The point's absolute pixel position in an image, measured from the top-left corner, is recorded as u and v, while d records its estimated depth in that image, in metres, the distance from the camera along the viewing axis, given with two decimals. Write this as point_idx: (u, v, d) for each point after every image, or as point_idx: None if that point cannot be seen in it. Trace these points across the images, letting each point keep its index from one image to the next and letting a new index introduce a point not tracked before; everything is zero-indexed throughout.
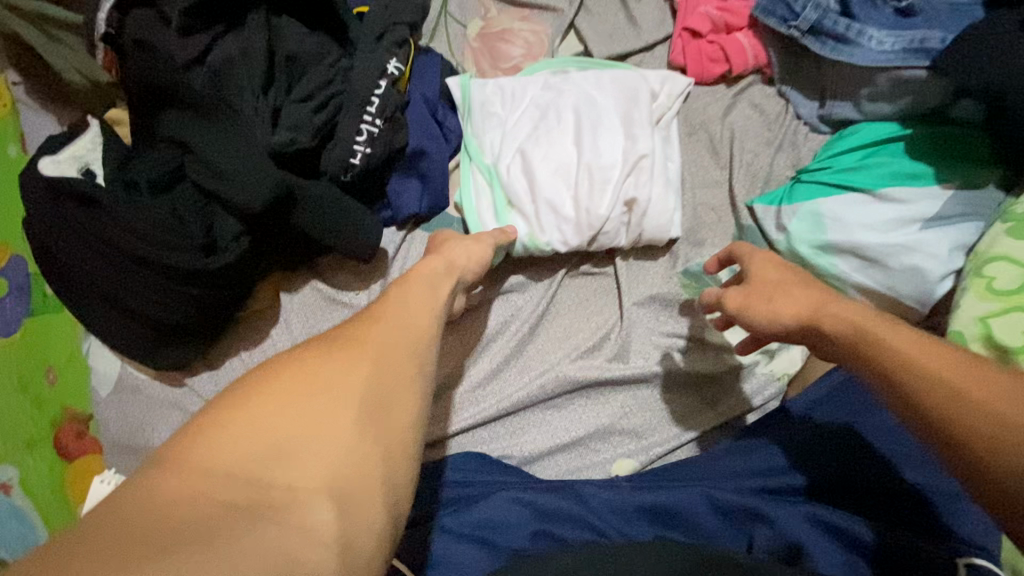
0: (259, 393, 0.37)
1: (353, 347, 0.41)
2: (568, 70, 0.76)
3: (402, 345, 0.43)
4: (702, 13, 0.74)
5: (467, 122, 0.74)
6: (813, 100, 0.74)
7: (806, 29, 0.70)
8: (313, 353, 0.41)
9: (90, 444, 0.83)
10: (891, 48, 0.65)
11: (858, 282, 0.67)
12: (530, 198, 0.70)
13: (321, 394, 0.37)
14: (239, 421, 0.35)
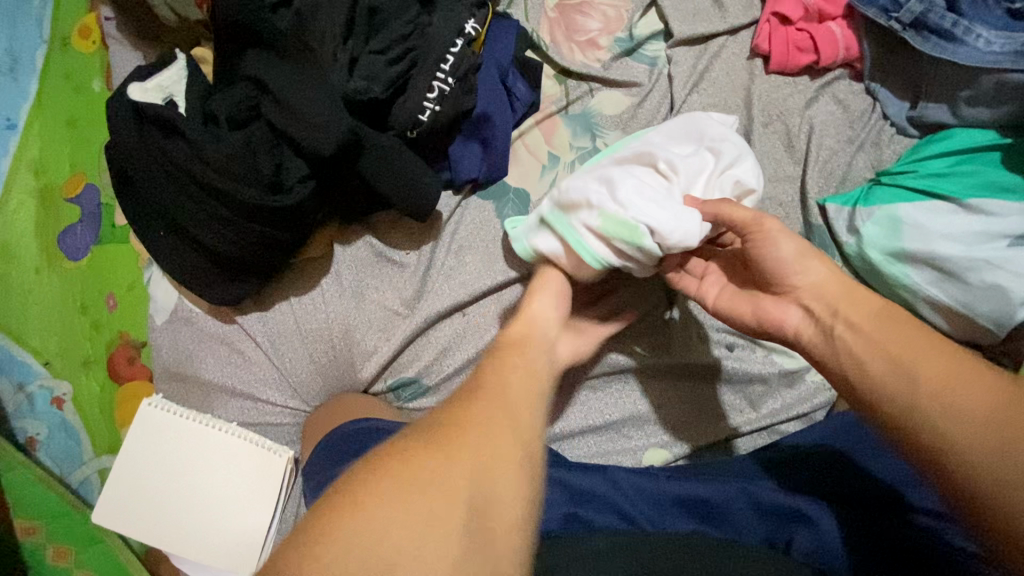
0: (401, 480, 0.35)
1: (460, 433, 0.38)
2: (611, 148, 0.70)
3: (529, 401, 0.43)
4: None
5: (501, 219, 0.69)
6: (904, 100, 0.70)
7: (907, 22, 0.67)
8: (431, 433, 0.39)
9: (138, 369, 0.98)
10: (999, 49, 0.63)
11: (931, 296, 0.63)
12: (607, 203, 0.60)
13: (472, 479, 0.36)
14: (395, 508, 0.34)
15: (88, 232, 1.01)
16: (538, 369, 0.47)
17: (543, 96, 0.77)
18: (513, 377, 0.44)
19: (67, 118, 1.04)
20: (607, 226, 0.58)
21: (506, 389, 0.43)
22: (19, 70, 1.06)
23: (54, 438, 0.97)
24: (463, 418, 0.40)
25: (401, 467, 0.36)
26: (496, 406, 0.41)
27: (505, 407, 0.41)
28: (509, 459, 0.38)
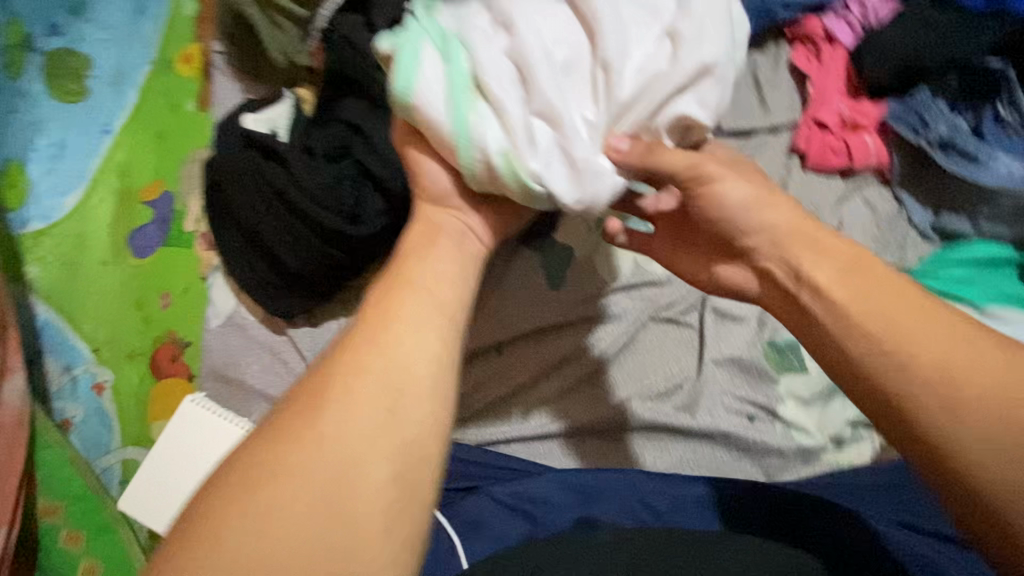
0: (256, 484, 0.43)
1: (307, 417, 0.45)
2: None
3: (369, 364, 0.47)
4: (834, 108, 0.77)
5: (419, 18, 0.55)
6: (925, 209, 0.77)
7: (935, 142, 0.74)
8: (283, 429, 0.45)
9: (179, 367, 1.03)
10: (1019, 174, 0.70)
11: None
12: (520, 93, 0.53)
13: (336, 457, 0.44)
14: (257, 507, 0.42)
15: (157, 233, 1.08)
16: (420, 337, 0.49)
17: None
18: (353, 348, 0.48)
19: (156, 131, 1.12)
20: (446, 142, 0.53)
21: (361, 364, 0.47)
22: (122, 82, 1.13)
23: (86, 423, 1.01)
24: (315, 404, 0.46)
25: (269, 463, 0.44)
26: (354, 385, 0.46)
27: (361, 380, 0.46)
28: (365, 429, 0.45)
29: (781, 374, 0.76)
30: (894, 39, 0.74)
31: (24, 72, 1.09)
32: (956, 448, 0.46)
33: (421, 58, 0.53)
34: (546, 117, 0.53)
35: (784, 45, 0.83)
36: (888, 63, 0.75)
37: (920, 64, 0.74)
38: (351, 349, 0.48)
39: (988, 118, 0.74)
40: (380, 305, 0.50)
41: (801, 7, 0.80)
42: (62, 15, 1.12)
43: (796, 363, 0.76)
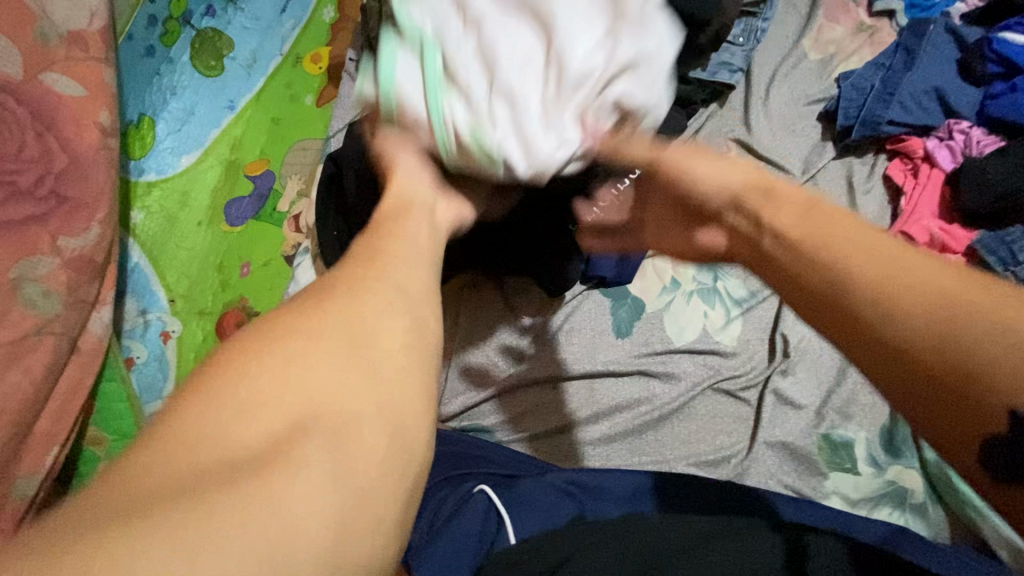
0: (236, 368, 0.29)
1: (332, 287, 0.35)
2: None
3: (387, 270, 0.39)
4: (924, 227, 0.80)
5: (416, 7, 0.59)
6: None
7: (1022, 277, 0.74)
8: (269, 327, 0.32)
9: (241, 333, 0.96)
10: None
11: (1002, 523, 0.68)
12: (474, 75, 0.57)
13: (348, 343, 0.32)
14: (230, 396, 0.27)
15: (250, 207, 1.03)
16: (403, 249, 0.42)
17: None
18: (367, 258, 0.39)
19: (273, 117, 1.08)
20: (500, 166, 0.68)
21: (367, 271, 0.38)
22: (257, 69, 1.10)
23: (144, 366, 0.93)
24: (338, 292, 0.35)
25: (247, 355, 0.30)
26: (364, 277, 0.37)
27: (373, 278, 0.37)
28: (390, 313, 0.35)
29: (829, 471, 0.76)
30: (995, 172, 0.77)
31: (176, 46, 1.08)
32: (938, 320, 0.35)
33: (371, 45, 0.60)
34: (504, 100, 0.57)
35: (882, 158, 0.87)
36: (983, 193, 0.78)
37: (1017, 199, 0.76)
38: (350, 259, 0.40)
39: None
40: (376, 231, 0.44)
41: (903, 128, 0.85)
42: (219, 3, 1.11)
43: (847, 464, 0.76)
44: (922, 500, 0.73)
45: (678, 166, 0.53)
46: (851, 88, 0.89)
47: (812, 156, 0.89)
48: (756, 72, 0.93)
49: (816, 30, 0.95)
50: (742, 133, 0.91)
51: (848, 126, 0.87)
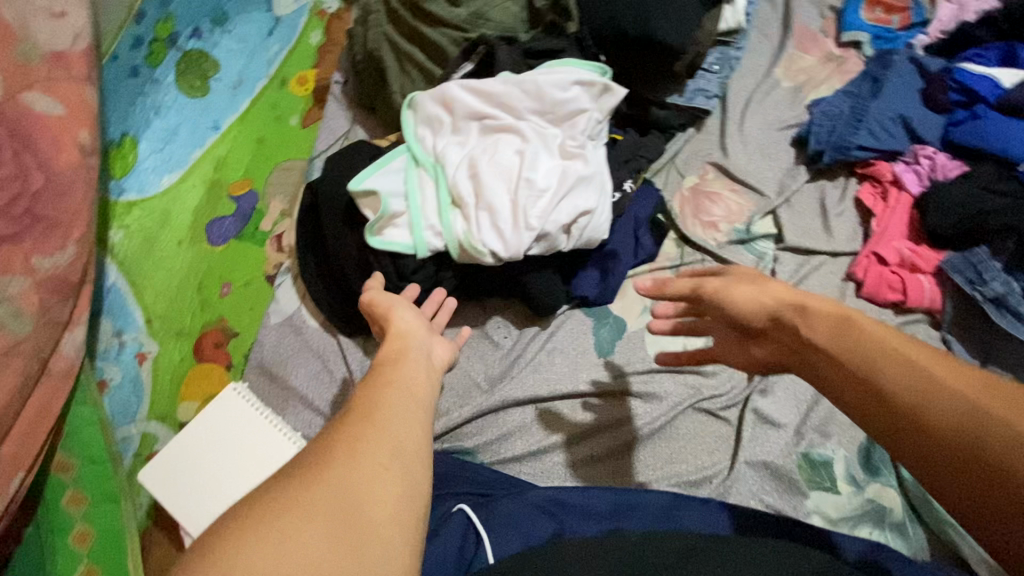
0: (249, 528, 0.36)
1: (328, 455, 0.41)
2: (502, 89, 0.78)
3: (392, 425, 0.45)
4: (894, 248, 0.82)
5: (429, 140, 0.81)
6: (973, 356, 0.78)
7: (989, 297, 0.76)
8: (280, 487, 0.39)
9: (220, 355, 0.95)
10: None
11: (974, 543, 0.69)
12: (466, 190, 0.77)
13: (341, 499, 0.38)
14: (244, 546, 0.35)
15: (233, 227, 1.02)
16: (403, 399, 0.48)
17: (661, 251, 0.91)
18: (371, 412, 0.46)
19: (257, 138, 1.09)
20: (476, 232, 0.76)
21: (371, 422, 0.45)
22: (242, 90, 1.11)
23: (118, 391, 0.90)
24: (346, 442, 0.43)
25: (262, 513, 0.37)
26: (365, 430, 0.44)
27: (374, 433, 0.43)
28: (387, 465, 0.42)
29: (810, 490, 0.76)
30: (960, 195, 0.79)
31: (161, 65, 1.09)
32: (965, 415, 0.42)
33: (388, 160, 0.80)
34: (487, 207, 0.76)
35: (854, 180, 0.90)
36: (949, 215, 0.79)
37: (980, 223, 0.78)
38: (360, 412, 0.46)
39: None
40: (376, 387, 0.50)
41: (873, 151, 0.87)
42: (205, 25, 1.13)
43: (827, 484, 0.76)
44: (901, 519, 0.73)
45: (721, 292, 0.62)
46: (822, 113, 0.92)
47: (786, 178, 0.92)
48: (731, 98, 0.96)
49: (787, 59, 0.99)
50: (718, 157, 0.94)
51: (821, 148, 0.89)
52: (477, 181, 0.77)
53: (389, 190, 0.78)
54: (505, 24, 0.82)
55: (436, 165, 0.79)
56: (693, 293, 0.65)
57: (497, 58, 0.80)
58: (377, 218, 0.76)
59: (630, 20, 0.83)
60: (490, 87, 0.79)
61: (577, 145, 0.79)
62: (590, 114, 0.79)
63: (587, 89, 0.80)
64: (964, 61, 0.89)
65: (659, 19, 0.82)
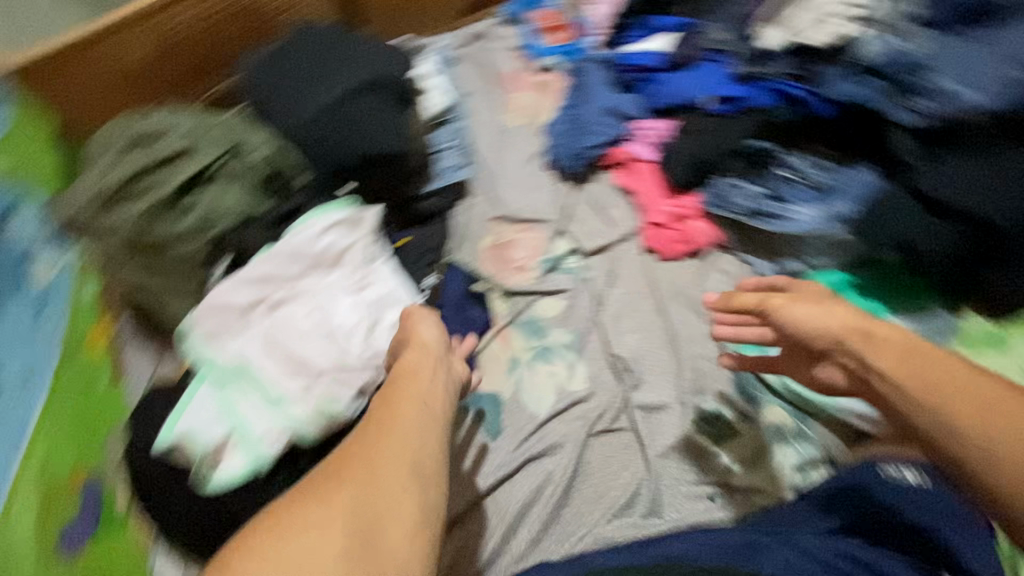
0: (295, 513, 0.50)
1: (342, 472, 0.53)
2: (264, 268, 0.77)
3: (406, 440, 0.57)
4: (661, 210, 0.92)
5: (217, 350, 0.75)
6: (767, 260, 0.87)
7: (747, 212, 0.87)
8: (321, 481, 0.53)
9: None
10: (816, 219, 0.82)
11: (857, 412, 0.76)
12: (278, 374, 0.72)
13: (363, 508, 0.51)
14: (285, 534, 0.48)
15: (84, 531, 0.77)
16: (419, 416, 0.59)
17: (495, 314, 0.94)
18: (388, 423, 0.58)
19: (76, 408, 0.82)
20: (314, 405, 0.70)
21: (384, 427, 0.57)
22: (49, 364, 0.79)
23: None
24: (366, 448, 0.55)
25: (308, 498, 0.51)
26: (381, 438, 0.56)
27: (386, 449, 0.55)
28: (401, 474, 0.54)
29: (719, 446, 0.80)
30: (682, 146, 0.89)
31: None
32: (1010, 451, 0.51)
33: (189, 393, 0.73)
34: (304, 377, 0.72)
35: (607, 172, 1.01)
36: (681, 164, 0.89)
37: (706, 159, 0.87)
38: (387, 419, 0.58)
39: (778, 181, 0.86)
40: (405, 399, 0.61)
41: (604, 144, 0.99)
42: None
43: (727, 431, 0.80)
44: (795, 425, 0.79)
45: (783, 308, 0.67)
46: (553, 134, 1.03)
47: (557, 198, 1.01)
48: (481, 157, 1.06)
49: (507, 102, 1.11)
50: (498, 210, 1.02)
51: (567, 163, 1.00)
52: (282, 360, 0.73)
53: (198, 421, 0.70)
54: (240, 209, 0.83)
55: (237, 369, 0.73)
56: (758, 308, 0.70)
57: (246, 244, 0.81)
58: (199, 456, 0.69)
59: (350, 149, 0.88)
60: (254, 272, 0.77)
61: (361, 275, 0.78)
62: (357, 246, 0.79)
63: (343, 227, 0.79)
64: (625, 45, 1.02)
65: (373, 136, 0.89)
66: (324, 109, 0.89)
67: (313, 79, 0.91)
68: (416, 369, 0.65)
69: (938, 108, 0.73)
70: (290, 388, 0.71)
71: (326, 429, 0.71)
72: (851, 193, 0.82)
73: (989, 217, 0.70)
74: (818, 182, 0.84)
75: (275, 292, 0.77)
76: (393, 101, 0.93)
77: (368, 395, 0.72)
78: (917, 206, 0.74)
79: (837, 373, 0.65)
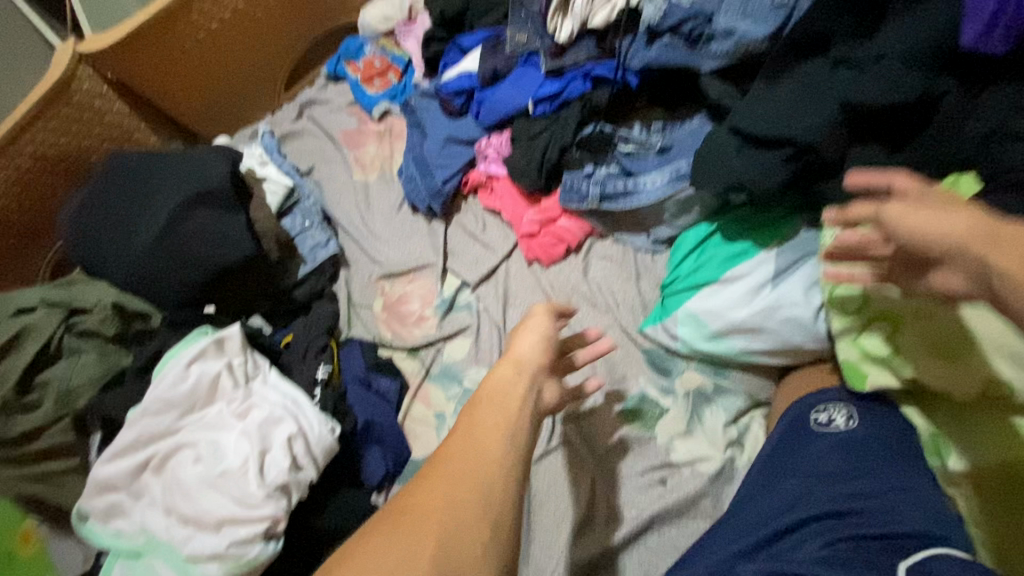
0: (359, 567, 0.41)
1: (431, 482, 0.46)
2: (139, 430, 0.72)
3: (473, 461, 0.47)
4: (527, 220, 0.92)
5: (124, 528, 0.71)
6: (641, 234, 0.90)
7: (600, 197, 0.87)
8: (383, 529, 0.44)
9: None
10: (663, 182, 0.83)
11: (761, 350, 0.76)
12: (188, 532, 0.68)
13: (441, 533, 0.43)
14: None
15: None
16: (494, 426, 0.50)
17: (407, 374, 0.91)
18: (475, 436, 0.49)
19: None
20: (230, 552, 0.66)
21: (448, 455, 0.48)
22: None
23: None
24: (433, 476, 0.47)
25: (372, 549, 0.42)
26: (451, 460, 0.47)
27: (451, 466, 0.47)
28: (470, 506, 0.45)
29: (652, 428, 0.79)
30: (521, 157, 0.89)
31: None
32: None
33: None
34: (212, 526, 0.67)
35: (472, 198, 1.00)
36: (530, 173, 0.89)
37: (550, 161, 0.88)
38: (452, 442, 0.49)
39: (621, 157, 0.88)
40: (474, 415, 0.52)
41: (456, 175, 0.97)
42: None
43: (655, 410, 0.80)
44: (713, 383, 0.80)
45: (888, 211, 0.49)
46: (405, 180, 1.00)
47: (431, 239, 0.99)
48: (346, 224, 1.03)
49: (355, 160, 1.09)
50: (379, 269, 0.99)
51: (428, 205, 0.98)
52: (187, 517, 0.68)
53: None
54: (101, 372, 0.78)
55: (147, 543, 0.69)
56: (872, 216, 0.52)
57: (111, 410, 0.75)
58: None
59: (197, 271, 0.84)
60: (130, 437, 0.72)
61: (244, 397, 0.75)
62: (228, 370, 0.76)
63: (205, 358, 0.76)
64: (443, 72, 1.01)
65: (215, 250, 0.85)
66: (154, 240, 0.84)
67: (134, 211, 0.86)
68: (491, 380, 0.56)
69: (729, 45, 0.76)
70: (197, 543, 0.67)
71: (253, 571, 0.67)
72: (688, 146, 0.84)
73: (804, 138, 0.69)
74: (657, 145, 0.86)
75: (157, 448, 0.72)
76: (226, 203, 0.88)
77: (285, 518, 0.68)
78: (739, 142, 0.74)
79: (958, 275, 0.44)
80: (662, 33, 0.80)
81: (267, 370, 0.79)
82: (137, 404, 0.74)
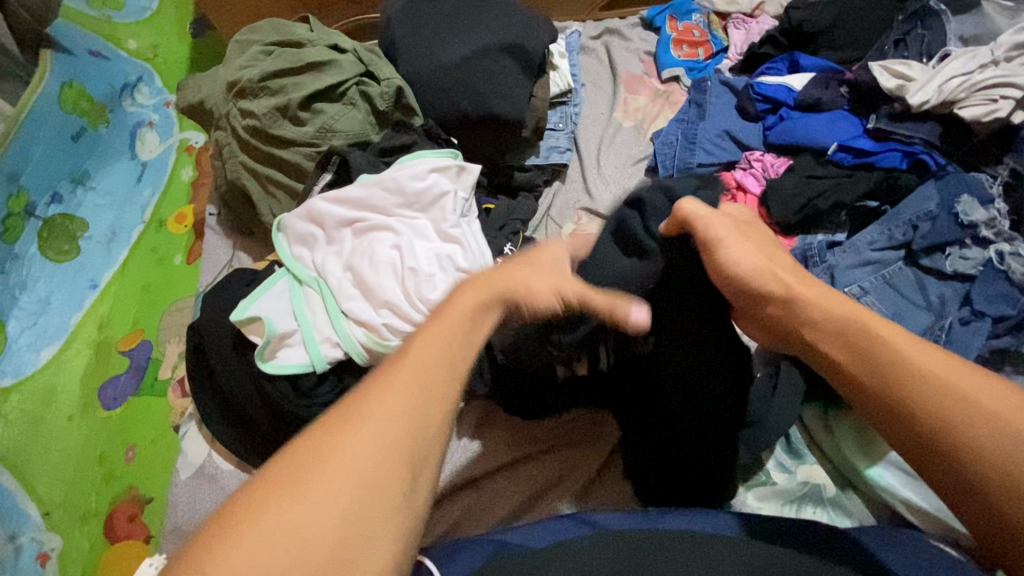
0: (217, 547, 0.33)
1: (353, 413, 0.39)
2: (368, 191, 0.80)
3: (429, 375, 0.42)
4: None
5: (306, 257, 0.80)
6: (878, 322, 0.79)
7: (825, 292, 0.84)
8: (257, 498, 0.35)
9: (138, 529, 0.90)
10: (937, 300, 0.77)
11: (906, 499, 0.70)
12: (356, 295, 0.75)
13: (375, 461, 0.37)
14: (245, 549, 0.33)
15: (129, 385, 1.01)
16: (436, 364, 0.43)
17: None
18: (424, 356, 0.43)
19: (143, 284, 1.10)
20: (377, 330, 0.72)
21: (343, 431, 0.38)
22: (117, 242, 1.13)
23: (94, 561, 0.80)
24: (317, 450, 0.37)
25: (232, 533, 0.34)
26: (353, 434, 0.38)
27: (393, 383, 0.41)
28: (408, 425, 0.39)
29: (747, 484, 0.76)
30: (791, 187, 0.87)
31: (21, 239, 1.06)
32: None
33: (269, 286, 0.78)
34: (377, 302, 0.73)
35: None
36: (790, 205, 0.86)
37: (816, 207, 0.85)
38: (406, 359, 0.43)
39: (920, 252, 0.79)
40: (431, 335, 0.44)
41: (712, 166, 0.95)
42: (65, 187, 1.13)
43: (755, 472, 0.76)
44: (835, 492, 0.75)
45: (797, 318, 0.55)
46: (663, 141, 0.99)
47: None
48: (584, 147, 1.03)
49: (622, 100, 1.09)
50: (587, 201, 0.98)
51: (669, 173, 0.96)
52: (360, 283, 0.76)
53: (274, 312, 0.75)
54: (357, 133, 0.87)
55: (319, 280, 0.77)
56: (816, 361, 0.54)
57: (351, 164, 0.84)
58: (264, 343, 0.74)
59: (469, 101, 0.90)
60: (356, 193, 0.80)
61: (454, 222, 0.80)
62: (453, 194, 0.81)
63: (443, 175, 0.82)
64: (760, 76, 1.01)
65: (492, 93, 0.89)
66: (453, 59, 0.90)
67: (449, 28, 0.94)
68: (455, 306, 0.48)
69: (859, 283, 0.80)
70: (355, 306, 0.74)
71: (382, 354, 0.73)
72: (993, 286, 0.75)
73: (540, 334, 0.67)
74: (950, 267, 0.78)
75: (371, 216, 0.79)
76: (523, 68, 0.94)
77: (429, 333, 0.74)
78: (833, 226, 0.86)
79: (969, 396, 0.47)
80: (889, 216, 0.82)
81: (473, 217, 0.83)
82: (369, 175, 0.82)
